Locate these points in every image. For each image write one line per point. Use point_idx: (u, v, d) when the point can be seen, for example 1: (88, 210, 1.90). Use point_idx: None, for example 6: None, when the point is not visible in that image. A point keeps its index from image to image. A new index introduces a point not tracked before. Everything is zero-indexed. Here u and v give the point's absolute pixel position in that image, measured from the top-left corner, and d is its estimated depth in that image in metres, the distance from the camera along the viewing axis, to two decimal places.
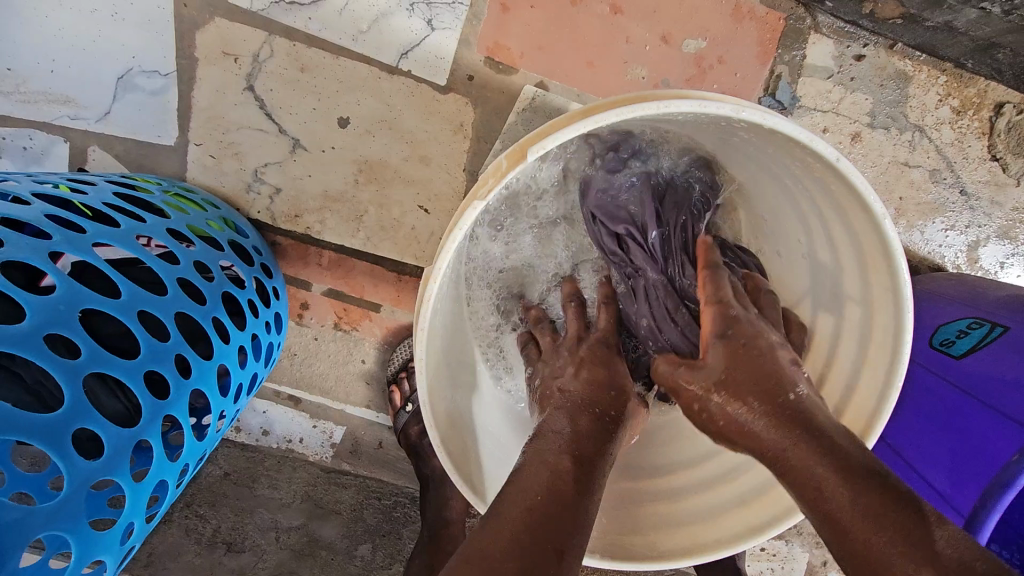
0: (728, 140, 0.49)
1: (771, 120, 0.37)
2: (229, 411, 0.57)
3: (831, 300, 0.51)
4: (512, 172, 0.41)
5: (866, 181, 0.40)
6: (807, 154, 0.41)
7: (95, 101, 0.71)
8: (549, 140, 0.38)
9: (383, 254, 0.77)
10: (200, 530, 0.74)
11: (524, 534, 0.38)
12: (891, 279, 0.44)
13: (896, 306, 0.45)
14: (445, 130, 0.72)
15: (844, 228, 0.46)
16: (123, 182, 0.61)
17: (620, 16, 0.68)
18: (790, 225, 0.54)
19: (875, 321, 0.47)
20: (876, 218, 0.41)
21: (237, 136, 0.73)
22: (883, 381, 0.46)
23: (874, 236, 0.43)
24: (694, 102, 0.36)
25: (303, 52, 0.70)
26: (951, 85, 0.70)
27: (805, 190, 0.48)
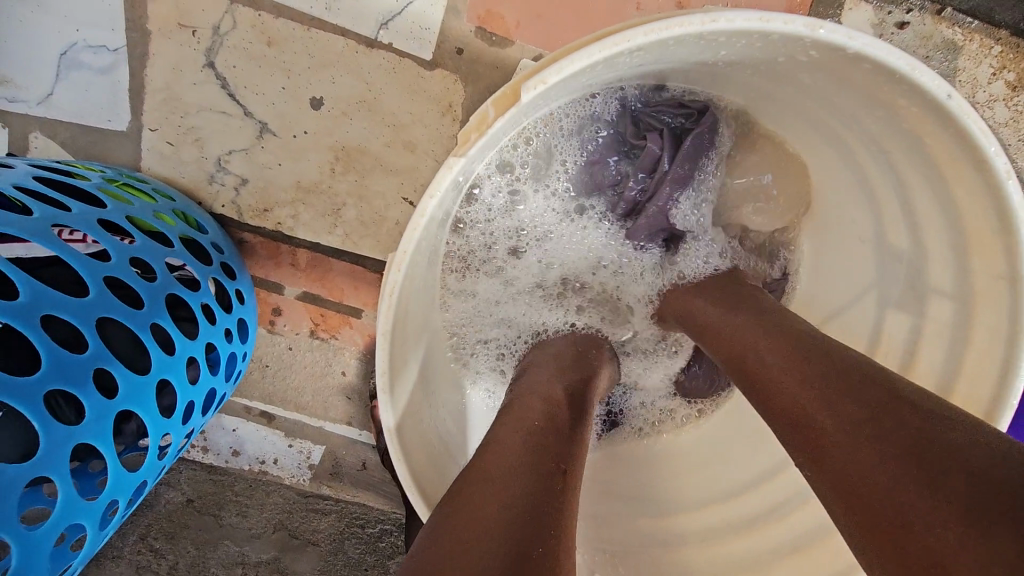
0: (788, 93, 0.48)
1: (859, 35, 0.35)
2: (176, 436, 0.48)
3: (909, 296, 0.47)
4: (502, 118, 0.37)
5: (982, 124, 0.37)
6: (905, 92, 0.38)
7: (36, 80, 0.63)
8: (560, 65, 0.35)
9: (364, 252, 0.68)
10: (155, 568, 0.71)
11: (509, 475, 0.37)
12: (1007, 262, 0.40)
13: (1013, 296, 0.40)
14: (431, 111, 0.64)
15: (937, 204, 0.44)
16: (56, 168, 0.52)
17: None
18: (855, 215, 0.52)
19: (978, 317, 0.43)
20: (1001, 178, 0.38)
21: (197, 119, 0.64)
22: (999, 376, 0.41)
23: (984, 201, 0.40)
24: (756, 12, 0.35)
25: (270, 23, 0.62)
26: (1006, 56, 0.61)
27: (883, 156, 0.46)
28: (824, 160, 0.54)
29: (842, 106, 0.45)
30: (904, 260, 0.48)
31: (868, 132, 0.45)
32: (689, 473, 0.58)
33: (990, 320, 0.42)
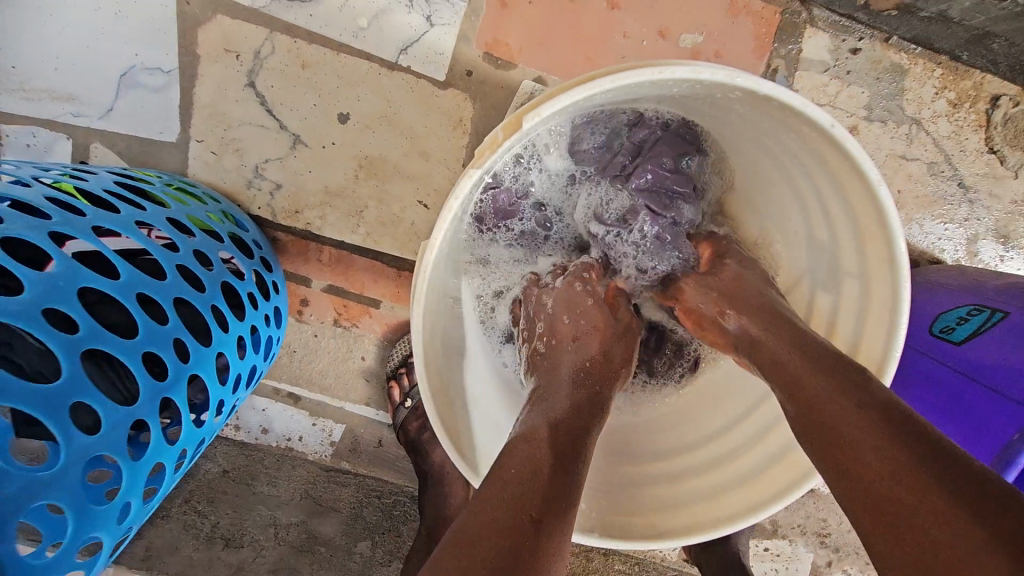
0: (724, 118, 0.53)
1: (764, 85, 0.41)
2: (227, 402, 0.57)
3: (829, 277, 0.52)
4: (505, 142, 0.44)
5: (859, 148, 0.42)
6: (800, 122, 0.44)
7: (98, 98, 0.72)
8: (545, 107, 0.42)
9: (383, 249, 0.77)
10: (199, 526, 0.75)
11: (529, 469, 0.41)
12: (888, 250, 0.45)
13: (894, 277, 0.46)
14: (444, 125, 0.73)
15: (841, 207, 0.48)
16: (124, 174, 0.61)
17: (617, 10, 0.68)
18: (785, 204, 0.55)
19: (873, 291, 0.48)
20: (872, 185, 0.43)
21: (239, 132, 0.73)
22: (886, 338, 0.46)
23: (869, 206, 0.45)
24: (689, 68, 0.40)
25: (304, 49, 0.71)
26: (947, 78, 0.70)
27: (800, 165, 0.50)
28: (745, 161, 0.58)
29: (759, 126, 0.50)
30: (817, 248, 0.53)
31: (789, 150, 0.49)
32: (668, 426, 0.61)
33: (882, 294, 0.47)
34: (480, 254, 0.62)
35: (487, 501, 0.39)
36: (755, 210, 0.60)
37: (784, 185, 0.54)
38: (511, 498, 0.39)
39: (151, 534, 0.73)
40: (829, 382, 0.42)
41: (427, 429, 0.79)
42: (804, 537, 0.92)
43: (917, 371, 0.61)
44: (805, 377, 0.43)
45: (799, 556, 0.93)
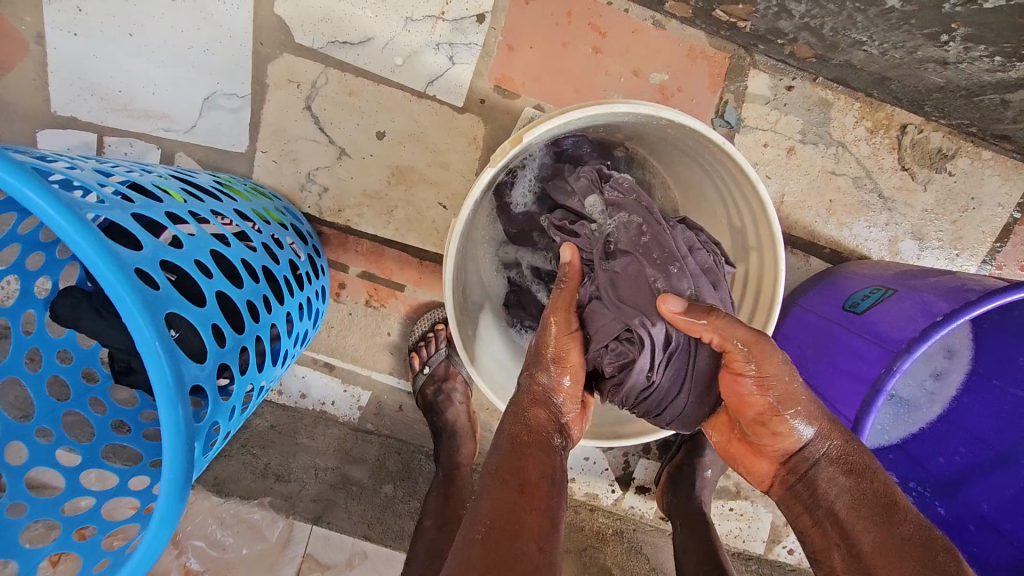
0: (664, 140, 0.71)
1: (683, 117, 0.58)
2: (289, 352, 0.74)
3: (742, 252, 0.70)
4: (509, 152, 0.62)
5: (745, 159, 0.60)
6: (707, 141, 0.62)
7: (185, 117, 0.90)
8: (536, 130, 0.60)
9: (409, 243, 0.94)
10: (255, 464, 0.93)
11: (496, 484, 0.53)
12: (770, 231, 0.63)
13: (774, 251, 0.64)
14: (462, 142, 0.91)
15: (743, 202, 0.66)
16: (210, 175, 0.79)
17: (600, 55, 0.86)
18: (711, 204, 0.73)
19: (766, 263, 0.66)
20: (757, 186, 0.61)
21: (296, 145, 0.91)
22: (771, 296, 0.65)
23: (758, 202, 0.63)
24: (631, 105, 0.59)
25: (352, 80, 0.89)
26: (865, 110, 0.87)
27: (716, 172, 0.67)
28: (677, 175, 0.76)
29: (686, 145, 0.67)
30: (737, 233, 0.70)
31: (706, 160, 0.67)
32: None
33: (770, 264, 0.65)
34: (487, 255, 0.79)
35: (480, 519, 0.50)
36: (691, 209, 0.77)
37: (710, 187, 0.71)
38: (492, 512, 0.50)
39: (218, 468, 0.92)
40: (868, 500, 0.55)
41: (442, 393, 0.94)
42: (763, 498, 1.07)
43: (836, 340, 0.76)
44: (865, 519, 0.54)
45: (760, 515, 1.08)
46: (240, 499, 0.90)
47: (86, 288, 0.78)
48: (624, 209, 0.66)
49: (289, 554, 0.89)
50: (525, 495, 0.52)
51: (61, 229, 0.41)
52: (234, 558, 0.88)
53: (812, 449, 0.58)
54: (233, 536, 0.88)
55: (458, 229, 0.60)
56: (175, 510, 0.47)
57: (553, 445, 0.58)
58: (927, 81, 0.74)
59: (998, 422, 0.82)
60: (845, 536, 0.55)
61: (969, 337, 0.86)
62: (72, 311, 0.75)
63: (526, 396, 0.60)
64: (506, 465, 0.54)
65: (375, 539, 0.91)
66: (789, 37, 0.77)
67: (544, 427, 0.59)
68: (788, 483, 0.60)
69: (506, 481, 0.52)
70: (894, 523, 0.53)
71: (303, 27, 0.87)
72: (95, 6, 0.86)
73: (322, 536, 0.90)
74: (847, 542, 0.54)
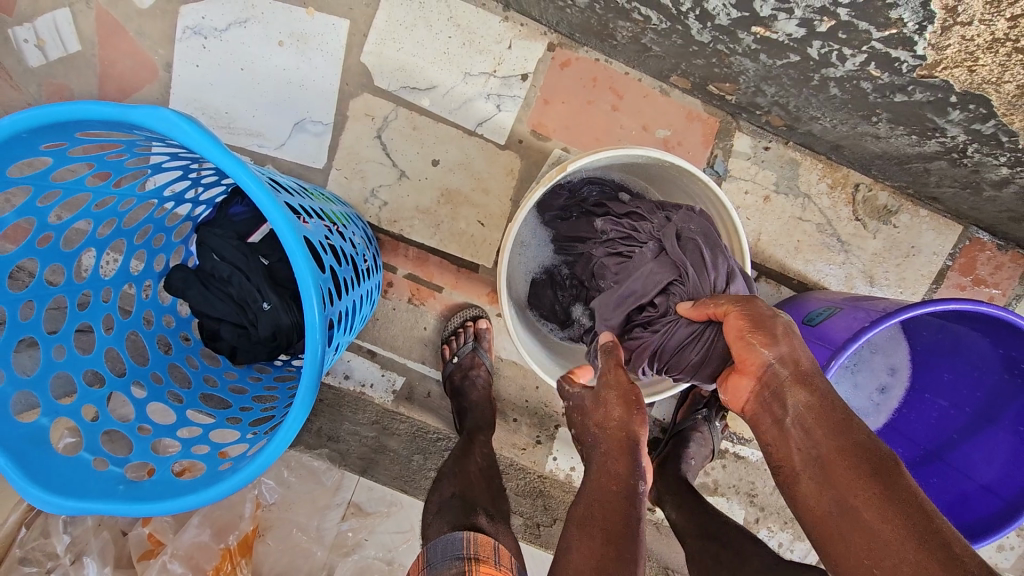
0: (665, 180, 0.92)
1: (686, 163, 0.79)
2: (357, 324, 0.93)
3: None
4: (554, 177, 0.83)
5: (724, 195, 0.81)
6: (699, 182, 0.84)
7: (277, 136, 1.11)
8: (578, 160, 0.81)
9: (450, 252, 1.13)
10: (309, 425, 1.11)
11: (585, 531, 0.62)
12: (741, 253, 0.84)
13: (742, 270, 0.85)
14: (502, 173, 1.11)
15: (724, 229, 0.87)
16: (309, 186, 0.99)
17: (617, 112, 1.08)
18: None
19: None
20: (732, 218, 0.82)
21: (365, 166, 1.11)
22: None
23: (733, 229, 0.84)
24: (646, 150, 0.80)
25: (417, 118, 1.10)
26: (826, 170, 1.09)
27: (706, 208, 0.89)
28: None
29: (679, 179, 0.89)
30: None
31: (698, 196, 0.88)
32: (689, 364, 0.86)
33: None
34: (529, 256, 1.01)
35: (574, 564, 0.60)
36: None
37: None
38: (580, 555, 0.60)
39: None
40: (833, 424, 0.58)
41: (468, 378, 1.09)
42: (737, 495, 1.22)
43: None
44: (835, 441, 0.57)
45: (733, 511, 1.23)
46: (302, 449, 1.09)
47: (191, 267, 0.97)
48: (694, 220, 0.82)
49: (337, 499, 1.07)
50: (615, 550, 0.59)
51: (263, 205, 0.61)
52: (294, 497, 1.04)
53: (777, 370, 0.61)
54: (296, 478, 1.06)
55: (514, 226, 0.81)
56: (301, 417, 0.64)
57: (630, 489, 0.63)
58: (869, 149, 0.96)
59: (929, 427, 1.01)
60: (816, 456, 0.58)
61: (909, 357, 1.04)
62: (182, 284, 0.93)
63: (609, 441, 0.67)
64: (590, 512, 0.63)
65: (409, 492, 1.11)
66: (764, 110, 0.99)
67: (627, 474, 0.64)
68: (767, 406, 0.62)
69: (593, 533, 0.61)
70: (852, 434, 0.57)
71: (382, 73, 1.09)
72: (217, 46, 1.08)
73: (367, 487, 1.10)
74: (817, 462, 0.58)
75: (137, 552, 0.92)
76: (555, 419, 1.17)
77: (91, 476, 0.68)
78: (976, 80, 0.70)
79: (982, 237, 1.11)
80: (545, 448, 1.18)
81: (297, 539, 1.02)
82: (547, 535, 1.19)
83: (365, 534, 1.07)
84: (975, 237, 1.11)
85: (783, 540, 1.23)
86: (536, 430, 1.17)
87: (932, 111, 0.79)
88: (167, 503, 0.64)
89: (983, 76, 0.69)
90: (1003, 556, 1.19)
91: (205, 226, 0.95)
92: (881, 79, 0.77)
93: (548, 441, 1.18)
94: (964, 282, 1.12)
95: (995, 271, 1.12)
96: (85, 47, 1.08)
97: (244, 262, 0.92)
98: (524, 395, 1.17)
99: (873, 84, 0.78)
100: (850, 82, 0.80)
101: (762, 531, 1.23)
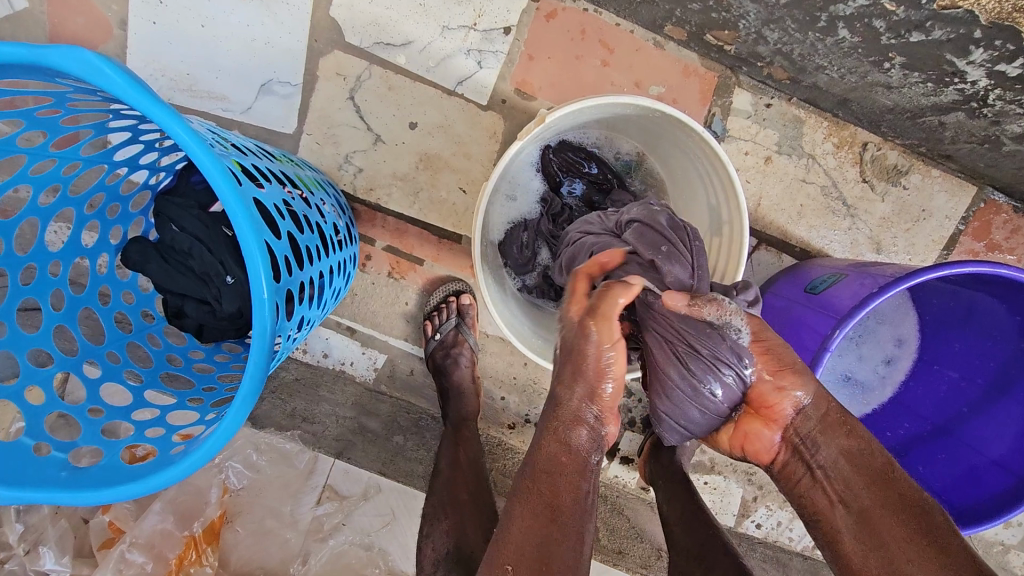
0: (658, 132, 0.85)
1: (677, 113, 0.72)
2: (326, 299, 0.86)
3: (717, 230, 0.84)
4: (536, 128, 0.75)
5: (720, 147, 0.74)
6: (693, 132, 0.77)
7: (243, 99, 1.03)
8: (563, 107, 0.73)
9: (430, 221, 1.06)
10: (284, 407, 1.06)
11: (535, 511, 0.55)
12: (738, 212, 0.78)
13: (740, 231, 0.78)
14: (484, 135, 1.04)
15: (721, 187, 0.80)
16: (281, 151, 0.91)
17: (608, 67, 1.00)
18: (695, 187, 0.87)
19: (734, 241, 0.80)
20: (729, 170, 0.76)
21: (338, 130, 1.04)
22: (732, 270, 0.79)
23: (729, 184, 0.77)
24: (632, 98, 0.72)
25: (392, 77, 1.02)
26: (832, 129, 1.01)
27: (700, 163, 0.82)
28: (669, 166, 0.91)
29: (670, 129, 0.82)
30: (712, 212, 0.84)
31: (692, 150, 0.81)
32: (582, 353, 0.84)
33: (736, 244, 0.79)
34: (513, 197, 0.94)
35: (516, 542, 0.53)
36: (679, 198, 0.92)
37: (693, 172, 0.85)
38: (521, 535, 0.54)
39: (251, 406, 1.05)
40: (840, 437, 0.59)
41: (450, 356, 1.04)
42: (734, 473, 1.17)
43: (797, 316, 0.89)
44: (843, 457, 0.58)
45: (731, 490, 1.18)
46: (273, 431, 1.04)
47: (151, 240, 0.90)
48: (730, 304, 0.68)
49: (311, 484, 1.03)
50: (559, 528, 0.54)
51: (198, 158, 0.53)
52: (265, 481, 1.00)
53: (807, 417, 0.60)
54: (266, 462, 1.01)
55: (492, 181, 0.74)
56: (253, 396, 0.58)
57: (585, 463, 0.58)
58: (879, 103, 0.89)
59: (939, 400, 0.95)
60: (846, 499, 0.57)
61: (917, 328, 0.97)
62: (141, 257, 0.87)
63: (569, 407, 0.59)
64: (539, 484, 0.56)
65: (388, 475, 1.06)
66: (766, 60, 0.92)
67: (583, 446, 0.58)
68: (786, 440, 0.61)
69: (539, 511, 0.55)
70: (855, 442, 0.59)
71: (353, 29, 1.01)
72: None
73: (343, 470, 1.05)
74: (847, 503, 0.57)
75: (97, 541, 0.88)
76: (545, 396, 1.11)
77: (31, 462, 0.63)
78: (1005, 8, 0.62)
79: (997, 199, 1.04)
80: (534, 427, 1.12)
81: (269, 524, 0.98)
82: None
83: (342, 518, 1.02)
84: (990, 199, 1.04)
85: (781, 519, 1.19)
86: (525, 408, 1.12)
87: (952, 51, 0.71)
88: (110, 492, 0.59)
89: (1014, 2, 0.61)
90: (1010, 533, 1.17)
91: (163, 195, 0.88)
92: (896, 15, 0.69)
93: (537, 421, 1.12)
94: (977, 248, 1.05)
95: (1011, 236, 1.05)
96: (33, 4, 1.00)
97: (204, 232, 0.86)
98: (512, 371, 1.11)
99: (886, 21, 0.71)
100: (861, 20, 0.73)
101: (760, 510, 1.19)
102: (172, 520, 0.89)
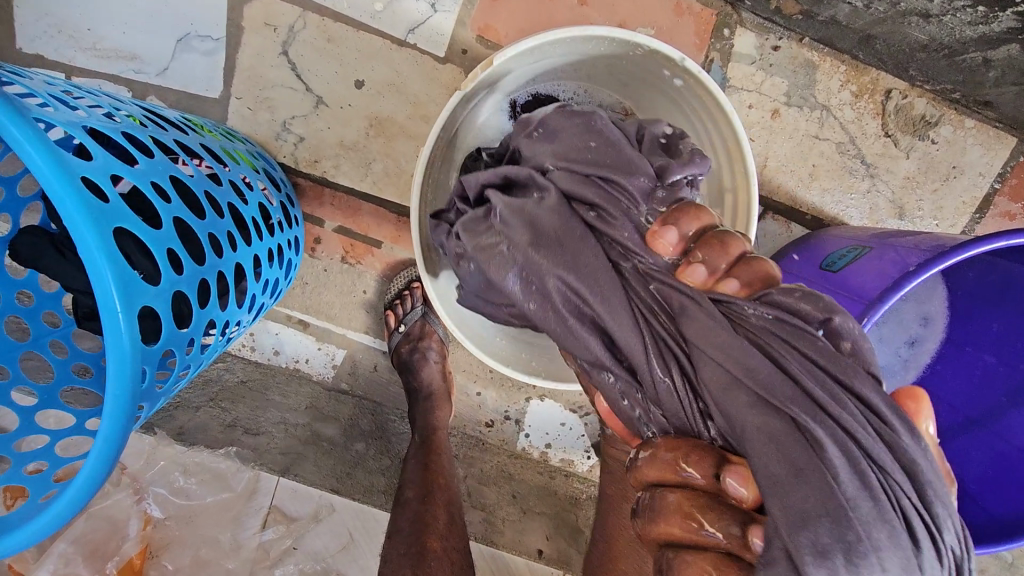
0: (641, 79, 0.72)
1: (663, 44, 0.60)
2: (261, 297, 0.72)
3: (716, 195, 0.70)
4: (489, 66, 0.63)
5: (717, 87, 0.62)
6: (682, 71, 0.65)
7: (156, 59, 0.87)
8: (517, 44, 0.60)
9: (386, 197, 0.92)
10: (222, 417, 0.93)
11: None
12: (743, 166, 0.65)
13: (747, 190, 0.65)
14: (443, 94, 0.89)
15: (718, 138, 0.67)
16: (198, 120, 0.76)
17: (586, 7, 0.84)
18: None
19: (740, 203, 0.67)
20: (729, 115, 0.63)
21: (272, 92, 0.88)
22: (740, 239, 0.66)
23: (731, 135, 0.65)
24: (606, 27, 0.60)
25: (331, 26, 0.86)
26: (850, 74, 0.86)
27: (693, 114, 0.69)
28: None
29: (657, 77, 0.69)
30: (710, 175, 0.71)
31: (683, 95, 0.68)
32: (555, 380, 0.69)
33: (742, 210, 0.66)
34: None
35: None
36: None
37: (687, 133, 0.72)
38: None
39: (182, 417, 0.92)
40: None
41: (417, 351, 0.92)
42: None
43: None
44: None
45: None
46: (204, 448, 0.91)
47: (49, 230, 0.76)
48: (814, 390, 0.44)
49: (252, 506, 0.91)
50: None
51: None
52: (199, 507, 0.88)
53: None
54: (197, 485, 0.89)
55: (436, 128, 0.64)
56: (119, 433, 0.45)
57: None
58: (911, 39, 0.76)
59: (971, 385, 0.82)
60: None
61: (946, 305, 0.84)
62: (32, 251, 0.71)
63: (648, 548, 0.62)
64: None
65: (343, 493, 0.94)
66: None
67: None
68: None
69: None
70: None
71: None
72: None
73: (290, 488, 0.93)
74: None
75: None
76: (525, 391, 0.99)
77: None
78: None
79: None
80: (515, 425, 1.01)
81: (204, 554, 0.86)
82: (513, 534, 0.98)
83: (293, 542, 0.91)
84: None
85: None
86: (503, 404, 1.00)
87: None
88: None
89: None
90: None
91: None
92: None
93: (518, 418, 1.01)
94: (1013, 209, 0.91)
95: None
96: None
97: None
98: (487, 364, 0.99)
99: None
100: None
101: None
102: (78, 560, 0.79)
